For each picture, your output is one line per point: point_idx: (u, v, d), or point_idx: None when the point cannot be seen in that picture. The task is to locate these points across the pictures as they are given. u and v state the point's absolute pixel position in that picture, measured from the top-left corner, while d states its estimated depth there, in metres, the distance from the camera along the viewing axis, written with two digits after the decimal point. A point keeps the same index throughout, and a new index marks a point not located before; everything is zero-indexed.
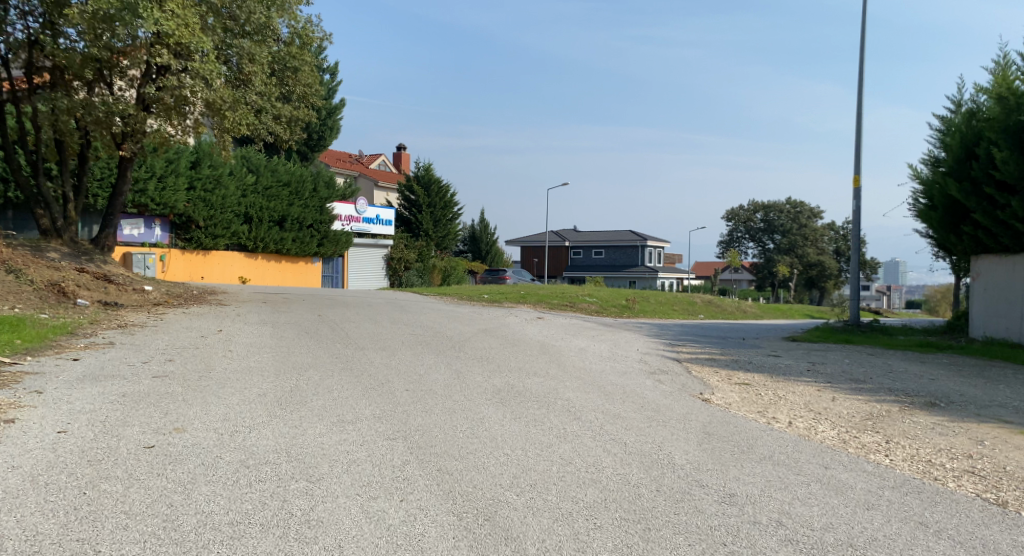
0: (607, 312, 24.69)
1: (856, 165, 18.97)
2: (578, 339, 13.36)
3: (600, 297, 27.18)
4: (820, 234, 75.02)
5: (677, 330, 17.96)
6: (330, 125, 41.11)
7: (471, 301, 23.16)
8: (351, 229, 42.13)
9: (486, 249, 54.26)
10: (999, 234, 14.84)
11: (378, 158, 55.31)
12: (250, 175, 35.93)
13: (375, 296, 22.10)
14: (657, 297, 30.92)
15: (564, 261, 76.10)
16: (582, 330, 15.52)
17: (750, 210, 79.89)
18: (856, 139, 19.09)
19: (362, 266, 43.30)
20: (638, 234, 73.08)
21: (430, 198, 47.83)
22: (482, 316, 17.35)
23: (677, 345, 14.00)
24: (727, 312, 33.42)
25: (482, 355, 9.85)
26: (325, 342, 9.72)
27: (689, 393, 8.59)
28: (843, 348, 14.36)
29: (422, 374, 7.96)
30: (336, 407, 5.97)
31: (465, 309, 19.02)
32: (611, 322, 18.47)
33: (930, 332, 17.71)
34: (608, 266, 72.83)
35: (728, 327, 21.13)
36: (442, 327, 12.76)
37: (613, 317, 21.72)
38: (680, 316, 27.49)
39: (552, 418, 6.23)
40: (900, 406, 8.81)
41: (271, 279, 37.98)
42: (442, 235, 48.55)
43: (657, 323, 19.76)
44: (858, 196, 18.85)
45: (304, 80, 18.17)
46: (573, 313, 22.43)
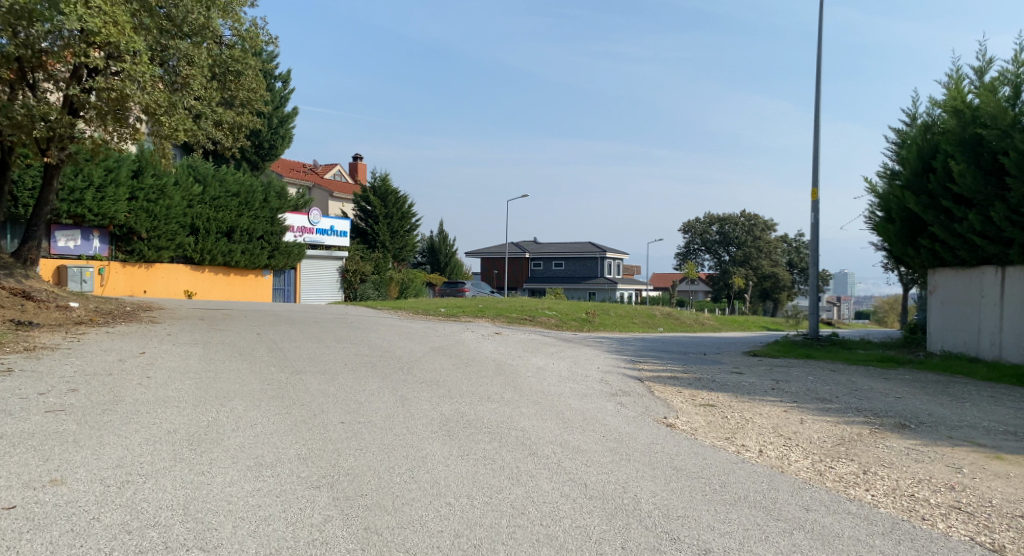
0: (566, 326, 24.16)
1: (814, 178, 18.81)
2: (535, 356, 12.73)
3: (559, 310, 26.64)
4: (774, 246, 76.40)
5: (638, 345, 17.49)
6: (281, 134, 39.95)
7: (426, 316, 22.38)
8: (304, 240, 40.89)
9: (444, 261, 53.45)
10: (957, 248, 14.69)
11: (333, 168, 54.11)
12: (197, 184, 34.69)
13: (325, 310, 21.21)
14: (616, 309, 30.54)
15: (524, 273, 75.51)
16: (540, 346, 14.89)
17: (706, 222, 80.20)
18: (814, 152, 18.94)
19: (315, 279, 42.09)
20: (597, 246, 72.99)
21: (386, 209, 46.85)
22: (436, 331, 16.61)
23: (639, 362, 13.47)
24: (686, 324, 33.18)
25: (431, 377, 9.16)
26: (258, 366, 8.90)
27: (652, 418, 8.00)
28: (806, 364, 14.03)
29: (361, 403, 7.22)
30: (256, 448, 5.23)
31: (419, 324, 18.27)
32: (570, 337, 17.90)
33: (888, 346, 17.59)
34: (567, 278, 72.64)
35: (688, 341, 20.74)
36: (390, 346, 12.01)
37: (572, 332, 21.17)
38: (640, 329, 27.09)
39: (502, 454, 5.57)
40: (871, 429, 8.39)
41: (219, 293, 36.65)
42: (400, 246, 47.56)
43: (617, 338, 19.27)
44: (816, 209, 18.68)
45: (247, 84, 17.39)
46: (531, 327, 21.81)
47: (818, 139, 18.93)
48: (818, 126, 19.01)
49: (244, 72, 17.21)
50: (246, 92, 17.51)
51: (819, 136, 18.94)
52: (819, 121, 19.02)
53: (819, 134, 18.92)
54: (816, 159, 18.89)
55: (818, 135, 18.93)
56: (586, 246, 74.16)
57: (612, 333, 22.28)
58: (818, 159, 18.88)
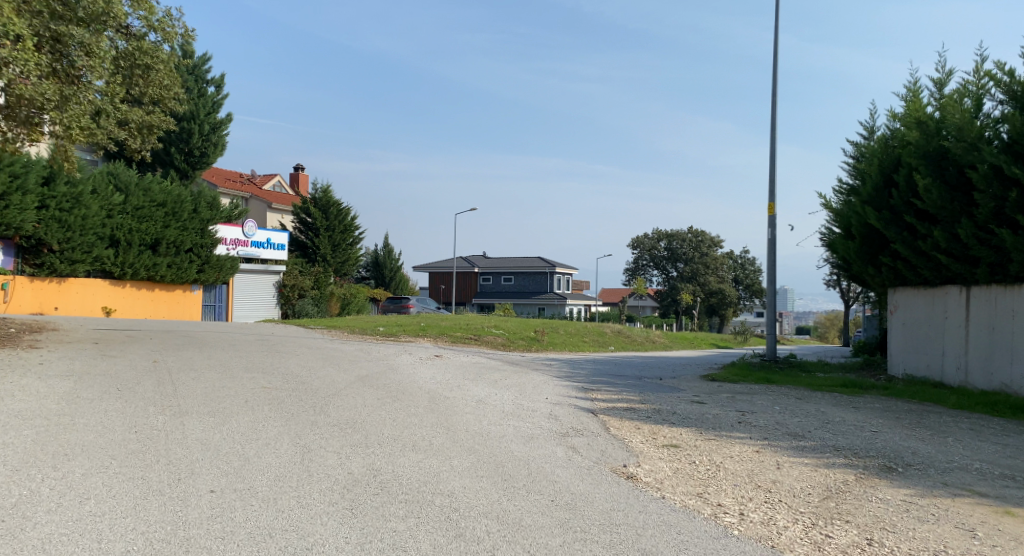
0: (514, 346, 22.86)
1: (771, 193, 18.02)
2: (476, 384, 11.39)
3: (507, 328, 25.37)
4: (720, 263, 76.61)
5: (589, 368, 16.36)
6: (212, 141, 37.82)
7: (364, 335, 20.81)
8: (238, 253, 38.74)
9: (389, 275, 51.62)
10: (920, 266, 13.89)
11: (273, 179, 51.84)
12: (117, 194, 32.59)
13: (250, 331, 19.47)
14: (567, 328, 29.39)
15: (473, 289, 74.02)
16: (483, 371, 13.56)
17: (654, 239, 79.92)
18: (770, 165, 18.16)
19: (249, 294, 39.83)
20: (546, 261, 72.10)
21: (327, 221, 44.81)
22: (369, 354, 15.11)
23: (591, 389, 12.25)
24: (638, 342, 32.25)
25: (347, 417, 7.73)
26: (133, 407, 7.37)
27: (607, 467, 6.71)
28: (768, 390, 13.02)
29: (248, 459, 5.77)
30: (66, 545, 3.77)
31: (352, 346, 16.70)
32: (517, 360, 16.61)
33: (849, 369, 16.77)
34: (516, 293, 71.51)
35: (641, 362, 19.68)
36: (309, 376, 10.54)
37: (520, 353, 19.90)
38: (591, 349, 25.99)
39: (415, 540, 4.21)
40: (857, 475, 7.26)
41: (142, 310, 34.29)
42: (342, 260, 45.45)
43: (567, 360, 18.09)
44: (772, 224, 17.89)
45: (159, 81, 15.84)
46: (477, 347, 20.46)
47: (774, 153, 18.15)
48: (774, 138, 18.26)
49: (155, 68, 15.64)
50: (157, 88, 15.87)
51: (775, 149, 18.18)
52: (776, 133, 18.27)
53: (775, 147, 18.16)
54: (773, 172, 18.12)
55: (774, 148, 18.17)
56: (535, 261, 73.15)
57: (562, 354, 21.10)
58: (774, 173, 18.10)
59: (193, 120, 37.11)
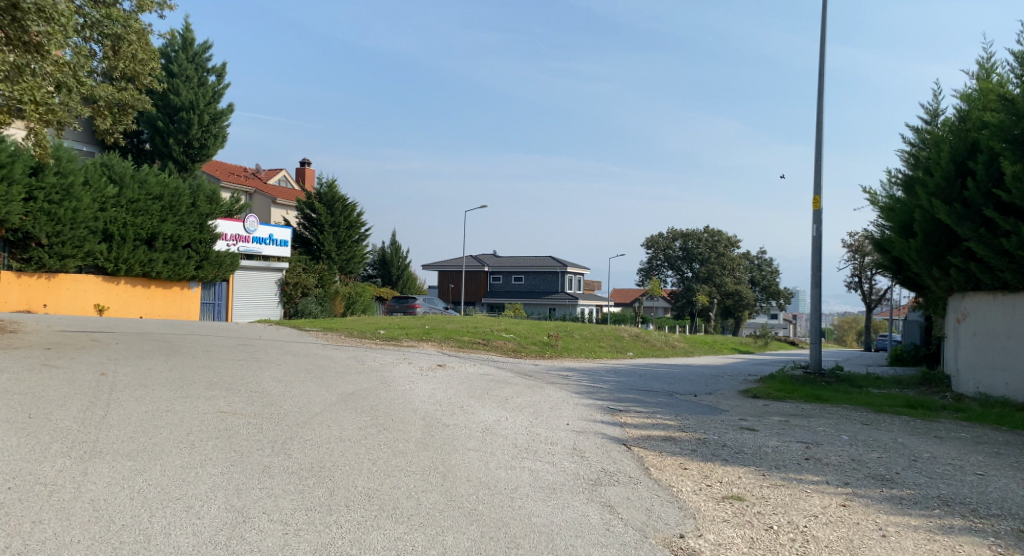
0: (525, 351, 21.07)
1: (816, 185, 16.14)
2: (485, 405, 9.57)
3: (519, 332, 23.53)
4: (737, 263, 74.49)
5: (613, 380, 14.51)
6: (213, 133, 36.29)
7: (364, 339, 19.01)
8: (238, 249, 36.97)
9: (396, 273, 49.92)
10: (1000, 269, 11.90)
11: (278, 173, 50.24)
12: (111, 186, 31.02)
13: (236, 333, 17.75)
14: (582, 332, 27.57)
15: (482, 288, 72.10)
16: (493, 386, 11.72)
17: (669, 238, 77.90)
18: (816, 153, 16.24)
19: (250, 292, 38.01)
20: (558, 260, 70.22)
21: (332, 217, 43.08)
22: (362, 363, 13.32)
23: (618, 411, 10.41)
24: (657, 347, 30.29)
25: (314, 460, 5.93)
26: (28, 446, 5.61)
27: (655, 540, 4.90)
28: (824, 412, 11.14)
29: (149, 540, 4.00)
30: None
31: (346, 352, 14.92)
32: (531, 370, 14.76)
33: (906, 385, 14.82)
34: (527, 293, 69.76)
35: (668, 372, 17.77)
36: (283, 394, 8.77)
37: (534, 360, 18.02)
38: (609, 356, 24.07)
39: None
40: (993, 548, 5.39)
41: (137, 307, 32.76)
42: (347, 258, 43.65)
43: (586, 370, 16.22)
44: (817, 220, 16.02)
45: (131, 53, 14.43)
46: (485, 354, 18.61)
47: (820, 141, 16.22)
48: (820, 123, 16.36)
49: (125, 39, 14.23)
50: (130, 63, 14.62)
51: (821, 135, 16.27)
52: (822, 117, 16.36)
53: (821, 133, 16.25)
54: (818, 161, 16.23)
55: (820, 134, 16.26)
56: (547, 260, 71.31)
57: (580, 362, 19.22)
58: (820, 163, 16.19)
59: (192, 110, 35.42)
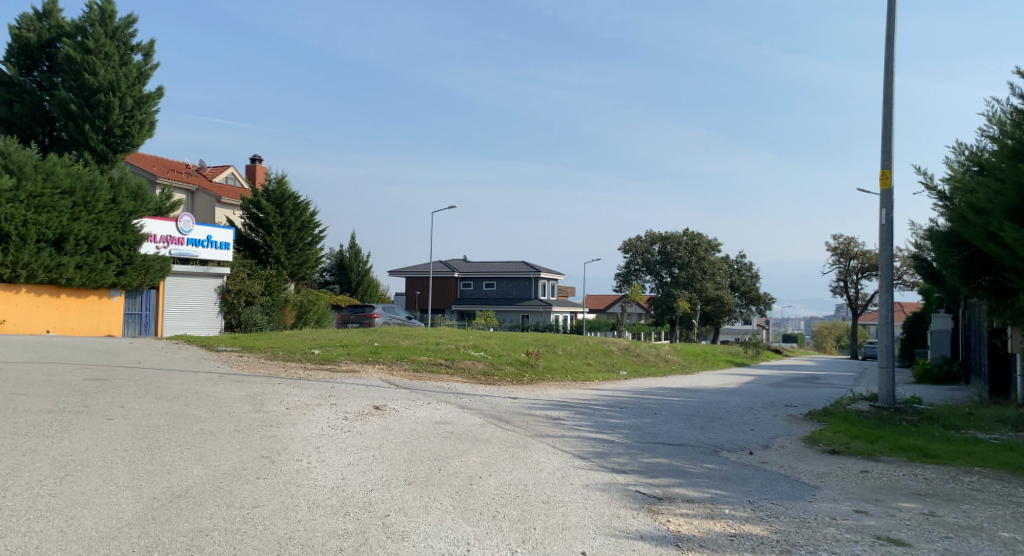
0: (499, 374, 16.90)
1: (885, 157, 12.36)
2: (433, 512, 5.31)
3: (491, 349, 19.29)
4: (717, 268, 70.91)
5: (628, 427, 10.34)
6: (136, 119, 30.96)
7: (290, 362, 14.64)
8: (169, 252, 31.83)
9: (355, 280, 45.26)
10: None
11: (224, 171, 45.30)
12: (7, 176, 25.95)
13: (115, 357, 13.31)
14: (566, 347, 23.44)
15: (453, 293, 67.69)
16: (452, 453, 7.46)
17: (647, 241, 74.09)
18: (885, 116, 12.45)
19: (182, 301, 32.63)
20: (531, 264, 66.13)
21: (281, 216, 38.22)
22: (262, 410, 8.92)
23: (658, 503, 6.26)
24: (651, 363, 26.24)
25: None
26: None
27: None
28: (972, 492, 7.11)
29: None
30: None
31: (248, 389, 10.47)
32: (511, 412, 10.51)
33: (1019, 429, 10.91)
34: (498, 300, 65.56)
35: (687, 404, 13.64)
36: (23, 513, 4.39)
37: (514, 392, 13.78)
38: (601, 377, 19.95)
39: None
40: None
41: (41, 320, 27.78)
42: (299, 262, 38.81)
43: (583, 407, 12.01)
44: (886, 203, 12.25)
45: None
46: (451, 383, 14.33)
47: (890, 98, 12.46)
48: (889, 78, 12.60)
49: None
50: None
51: (891, 91, 12.52)
52: (890, 70, 12.65)
53: (890, 90, 12.48)
54: (887, 127, 12.45)
55: (889, 90, 12.48)
56: (519, 265, 67.10)
57: (572, 391, 15.01)
58: (890, 130, 12.44)
59: (112, 93, 30.23)
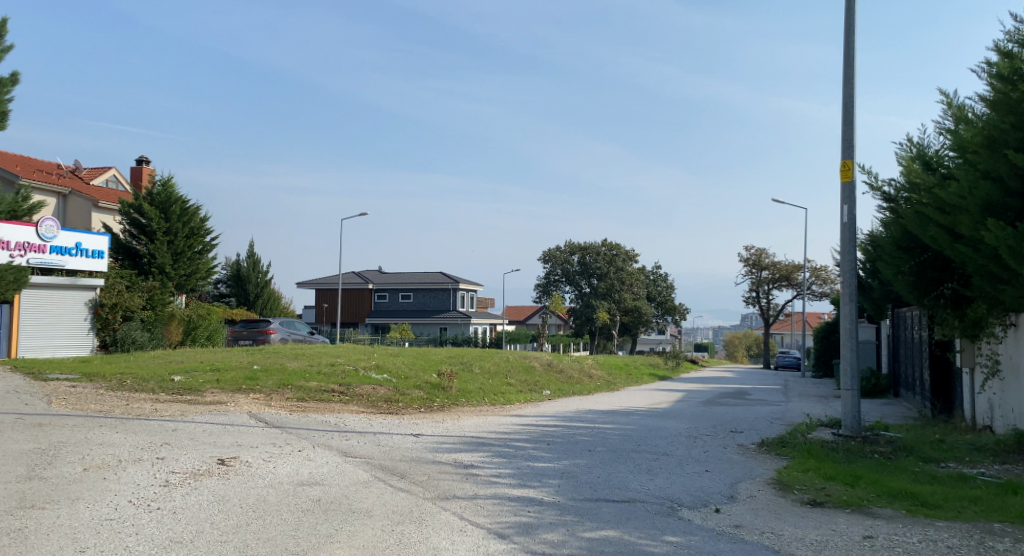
0: (403, 400, 14.44)
1: (848, 147, 10.76)
2: None
3: (397, 370, 16.78)
4: (636, 278, 70.39)
5: (558, 475, 8.11)
6: None
7: (139, 392, 11.73)
8: (27, 262, 28.11)
9: (253, 292, 41.64)
10: None
11: (104, 172, 40.89)
12: None
13: None
14: (484, 364, 21.16)
15: (366, 306, 64.29)
16: (309, 544, 4.98)
17: (567, 251, 72.98)
18: (845, 98, 10.90)
19: (45, 317, 28.51)
20: (448, 275, 63.68)
21: (167, 222, 34.33)
22: (42, 472, 6.19)
23: None
24: (576, 380, 24.23)
25: None
26: None
27: None
28: None
29: None
30: None
31: (46, 438, 7.66)
32: (409, 460, 8.10)
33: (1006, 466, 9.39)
34: (414, 312, 62.77)
35: (624, 435, 11.57)
36: None
37: (419, 425, 11.33)
38: (523, 399, 17.70)
39: None
40: None
41: None
42: (187, 272, 34.90)
43: (502, 446, 9.71)
44: (849, 199, 10.64)
45: None
46: (342, 416, 11.74)
47: (851, 79, 10.92)
48: (847, 58, 11.09)
49: None
50: None
51: (853, 71, 10.97)
52: (850, 47, 11.13)
53: (850, 71, 10.95)
54: (850, 112, 10.86)
55: (849, 71, 10.94)
56: (436, 276, 64.53)
57: (490, 421, 12.69)
58: (852, 115, 10.87)
59: None
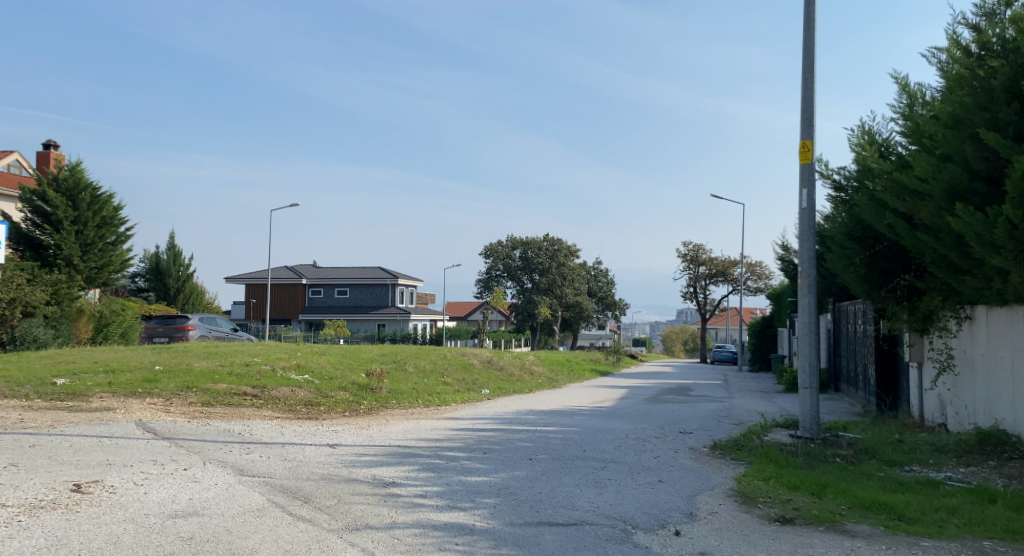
0: (326, 402, 13.12)
1: (809, 126, 10.02)
2: None
3: (322, 369, 15.40)
4: (577, 273, 70.01)
5: (494, 492, 6.99)
6: None
7: (10, 399, 10.12)
8: None
9: (175, 286, 39.21)
10: None
11: (8, 157, 37.86)
12: None
13: None
14: (419, 362, 19.94)
15: (301, 301, 61.87)
16: None
17: (508, 246, 71.63)
18: (804, 74, 10.16)
19: None
20: (387, 270, 61.94)
21: (75, 212, 31.85)
22: None
23: None
24: (516, 378, 23.19)
25: None
26: None
27: None
28: None
29: None
30: None
31: None
32: (317, 478, 6.85)
33: (972, 471, 8.77)
34: (351, 308, 60.85)
35: (568, 439, 10.53)
36: None
37: (338, 433, 10.04)
38: (460, 399, 16.55)
39: None
40: None
41: None
42: (99, 265, 32.28)
43: (431, 456, 8.53)
44: (808, 182, 9.88)
45: None
46: (250, 423, 10.36)
47: (810, 54, 10.19)
48: (807, 34, 10.37)
49: None
50: None
51: (812, 46, 10.25)
52: (810, 21, 10.40)
53: (810, 46, 10.23)
54: (810, 89, 10.11)
55: (809, 46, 10.23)
56: (374, 271, 62.71)
57: (420, 425, 11.49)
58: (812, 92, 10.13)
59: None
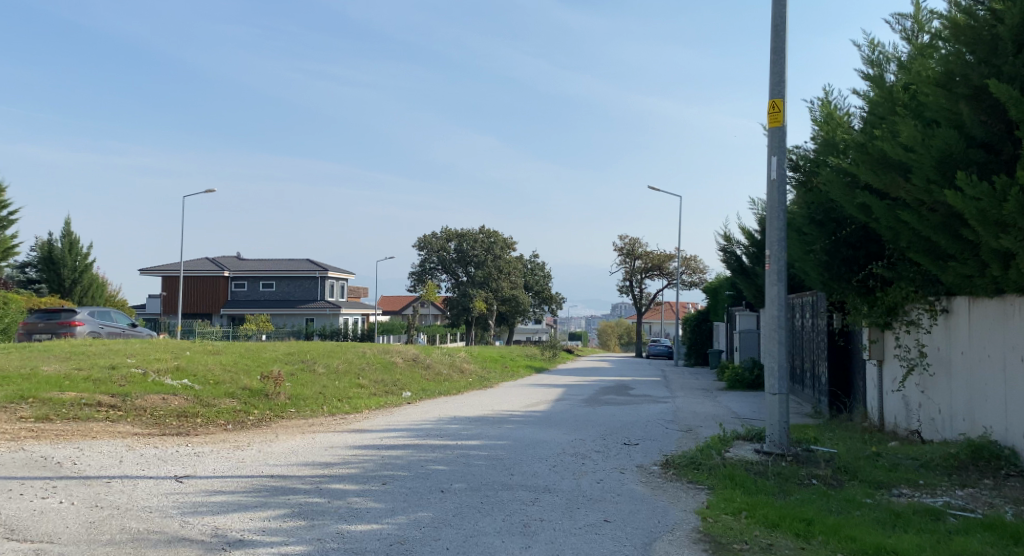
0: (203, 413, 10.88)
1: (780, 83, 8.43)
2: None
3: (208, 372, 13.11)
4: (513, 266, 68.24)
5: (382, 552, 5.03)
6: None
7: None
8: None
9: (70, 278, 35.63)
10: None
11: None
12: None
13: None
14: (333, 362, 17.75)
15: (221, 294, 58.25)
16: None
17: (443, 238, 69.58)
18: (774, 21, 8.56)
19: None
20: (315, 262, 58.91)
21: None
22: None
23: None
24: (444, 378, 21.21)
25: None
26: None
27: None
28: None
29: None
30: None
31: None
32: (125, 541, 4.76)
33: (973, 495, 7.30)
34: (276, 302, 57.59)
35: (492, 458, 8.66)
36: None
37: (199, 458, 7.89)
38: (374, 404, 14.51)
39: None
40: None
41: None
42: None
43: (308, 493, 6.48)
44: (778, 148, 8.31)
45: None
46: (84, 446, 8.08)
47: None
48: None
49: None
50: None
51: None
52: None
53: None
54: (781, 38, 8.52)
55: None
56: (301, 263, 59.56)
57: (312, 442, 9.40)
58: (784, 42, 8.54)
59: None
